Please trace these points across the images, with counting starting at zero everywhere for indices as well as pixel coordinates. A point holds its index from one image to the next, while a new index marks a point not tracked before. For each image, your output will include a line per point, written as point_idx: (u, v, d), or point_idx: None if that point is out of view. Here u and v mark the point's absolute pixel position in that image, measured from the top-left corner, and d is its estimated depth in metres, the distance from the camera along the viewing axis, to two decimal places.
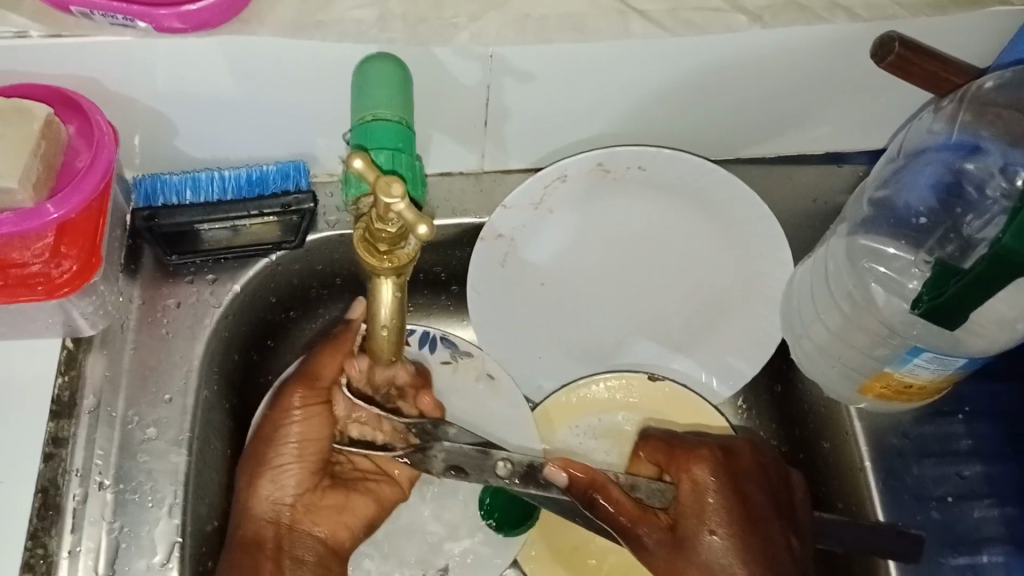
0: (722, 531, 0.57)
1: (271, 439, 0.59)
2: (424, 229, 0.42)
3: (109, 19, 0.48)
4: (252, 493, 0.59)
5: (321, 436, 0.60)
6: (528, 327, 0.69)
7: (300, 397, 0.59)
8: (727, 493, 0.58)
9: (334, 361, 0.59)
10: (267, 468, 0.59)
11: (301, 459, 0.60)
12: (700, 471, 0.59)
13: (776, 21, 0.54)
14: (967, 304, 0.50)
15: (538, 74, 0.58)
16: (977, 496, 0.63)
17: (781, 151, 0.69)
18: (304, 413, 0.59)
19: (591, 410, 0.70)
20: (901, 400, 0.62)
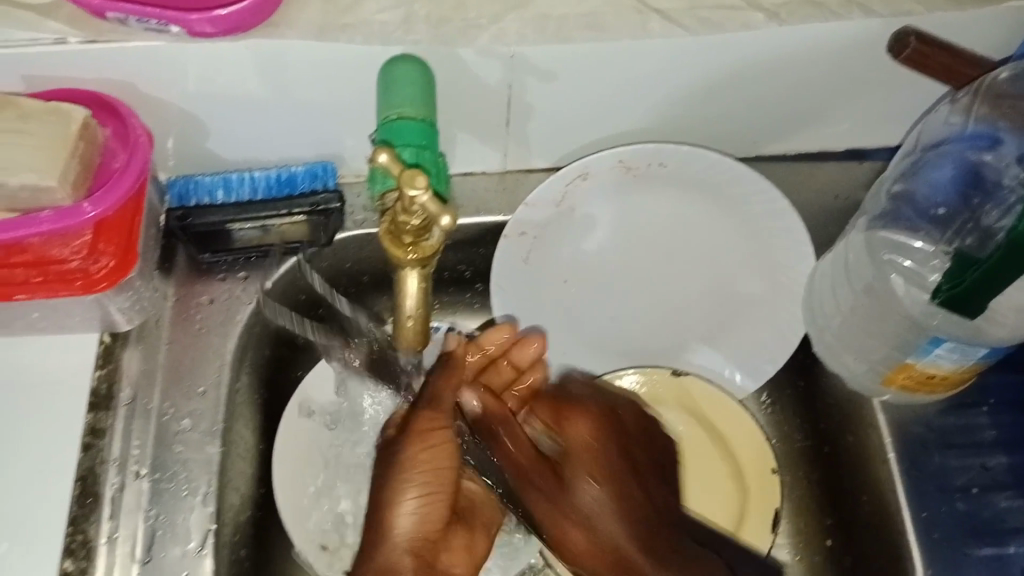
0: (601, 483, 0.55)
1: (416, 462, 0.56)
2: (448, 221, 0.43)
3: (143, 24, 0.51)
4: (392, 520, 0.55)
5: (444, 463, 0.56)
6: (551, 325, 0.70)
7: (430, 423, 0.56)
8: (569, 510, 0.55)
9: (454, 388, 0.56)
10: (404, 497, 0.55)
11: (428, 483, 0.56)
12: (588, 468, 0.56)
13: (793, 18, 0.55)
14: (986, 292, 0.51)
15: (559, 73, 0.59)
16: (1000, 486, 0.63)
17: (801, 147, 0.70)
18: (424, 436, 0.56)
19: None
20: (924, 391, 0.62)
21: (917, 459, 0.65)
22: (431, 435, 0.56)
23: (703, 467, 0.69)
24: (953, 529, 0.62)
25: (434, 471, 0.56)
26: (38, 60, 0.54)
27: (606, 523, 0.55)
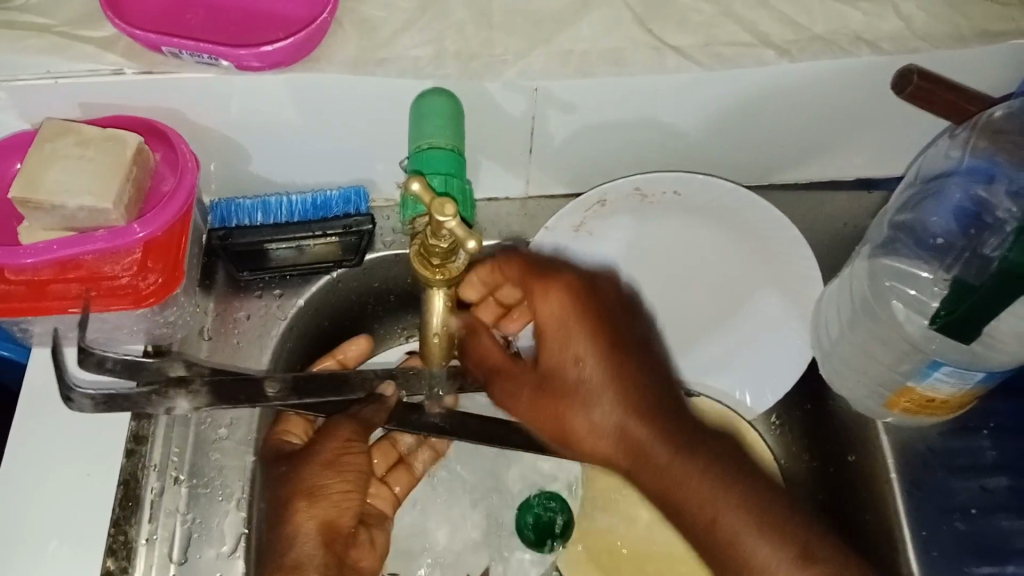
0: (589, 359, 0.55)
1: (325, 468, 0.60)
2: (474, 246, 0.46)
3: (196, 58, 0.55)
4: (295, 519, 0.58)
5: (353, 471, 0.60)
6: None
7: (349, 434, 0.60)
8: (560, 396, 0.56)
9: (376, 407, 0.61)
10: (303, 495, 0.59)
11: (335, 492, 0.60)
12: (579, 345, 0.56)
13: (803, 54, 0.59)
14: (986, 316, 0.52)
15: (581, 107, 0.63)
16: (1002, 508, 0.65)
17: (811, 176, 0.73)
18: (335, 440, 0.60)
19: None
20: (927, 413, 0.63)
21: (919, 478, 0.66)
22: (350, 443, 0.60)
23: None
24: (952, 549, 0.64)
25: (346, 475, 0.60)
26: (98, 91, 0.58)
27: (600, 395, 0.55)
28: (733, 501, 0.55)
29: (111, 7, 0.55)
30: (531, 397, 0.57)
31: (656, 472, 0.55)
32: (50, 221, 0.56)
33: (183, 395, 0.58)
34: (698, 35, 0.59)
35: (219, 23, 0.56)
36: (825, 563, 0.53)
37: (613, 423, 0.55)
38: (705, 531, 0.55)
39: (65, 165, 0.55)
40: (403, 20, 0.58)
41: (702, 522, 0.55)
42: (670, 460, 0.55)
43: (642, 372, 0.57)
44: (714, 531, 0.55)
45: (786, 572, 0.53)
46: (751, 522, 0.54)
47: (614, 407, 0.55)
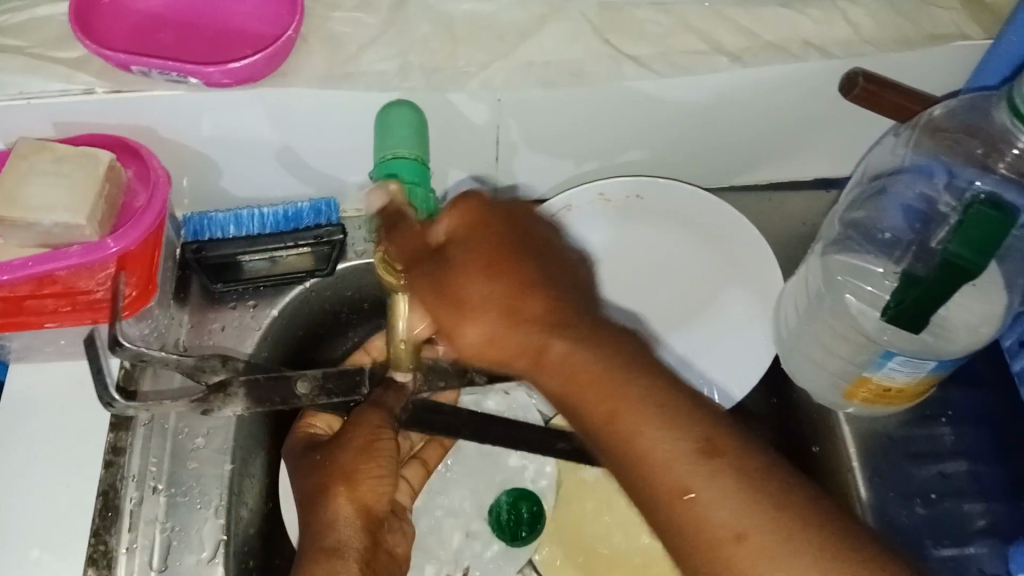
0: (489, 259, 0.50)
1: (359, 454, 0.60)
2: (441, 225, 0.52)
3: (164, 75, 0.57)
4: (331, 506, 0.58)
5: (385, 457, 0.60)
6: None
7: (377, 420, 0.60)
8: (463, 281, 0.50)
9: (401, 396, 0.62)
10: (340, 484, 0.59)
11: (369, 477, 0.60)
12: (479, 243, 0.51)
13: (756, 60, 0.61)
14: (929, 307, 0.54)
15: (544, 116, 0.64)
16: (964, 492, 0.66)
17: (769, 178, 0.75)
18: (366, 425, 0.60)
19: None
20: (884, 403, 0.65)
21: (882, 466, 0.68)
22: (380, 429, 0.60)
23: None
24: (913, 532, 0.65)
25: (379, 461, 0.60)
26: (67, 109, 0.59)
27: (497, 295, 0.50)
28: (635, 396, 0.48)
29: (81, 27, 0.56)
30: (433, 284, 0.51)
31: (554, 368, 0.49)
32: (24, 237, 0.57)
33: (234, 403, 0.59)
34: (654, 45, 0.61)
35: (188, 41, 0.58)
36: (734, 471, 0.46)
37: (505, 319, 0.49)
38: (607, 431, 0.48)
39: (39, 183, 0.56)
40: (368, 35, 0.60)
41: (602, 422, 0.49)
42: (571, 353, 0.49)
43: (551, 276, 0.52)
44: (617, 431, 0.48)
45: (691, 471, 0.47)
46: (659, 422, 0.48)
47: (507, 305, 0.50)
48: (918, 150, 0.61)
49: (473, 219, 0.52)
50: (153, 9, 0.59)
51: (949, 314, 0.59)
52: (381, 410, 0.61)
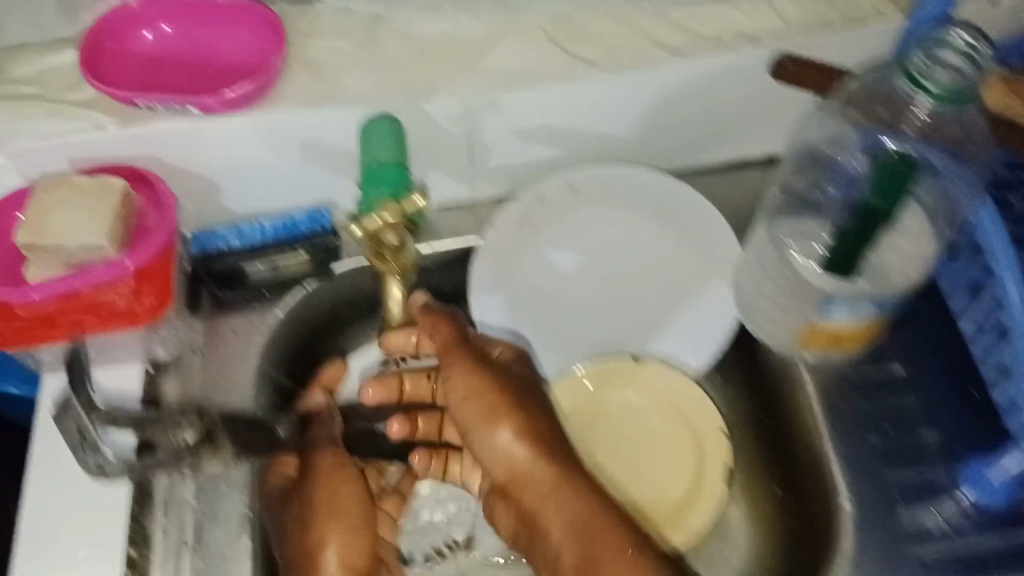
0: (537, 405, 0.66)
1: (325, 502, 0.66)
2: (423, 201, 0.62)
3: (167, 107, 0.65)
4: (316, 558, 0.63)
5: (352, 504, 0.67)
6: (532, 335, 0.79)
7: (335, 463, 0.68)
8: (507, 388, 0.65)
9: (335, 455, 0.68)
10: (315, 542, 0.64)
11: (343, 530, 0.65)
12: (524, 371, 0.68)
13: (692, 53, 0.70)
14: (852, 249, 0.62)
15: (511, 119, 0.72)
16: (920, 420, 0.73)
17: (728, 157, 0.82)
18: (327, 471, 0.67)
19: (576, 403, 0.78)
20: (839, 348, 0.72)
21: (842, 405, 0.74)
22: (340, 474, 0.67)
23: (664, 433, 0.79)
24: (869, 459, 0.72)
25: (347, 515, 0.66)
26: (80, 146, 0.66)
27: (528, 426, 0.64)
28: (610, 518, 0.61)
29: (93, 72, 0.64)
30: (497, 379, 0.66)
31: (541, 473, 0.63)
32: (53, 262, 0.64)
33: (211, 453, 0.68)
34: (601, 48, 0.70)
35: (186, 78, 0.65)
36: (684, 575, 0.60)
37: (527, 439, 0.64)
38: (599, 543, 0.60)
39: (63, 210, 0.63)
40: (347, 59, 0.68)
41: (593, 529, 0.60)
42: (569, 458, 0.64)
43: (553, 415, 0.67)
44: (591, 528, 0.60)
45: None
46: (630, 537, 0.60)
47: (531, 422, 0.64)
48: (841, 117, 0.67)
49: (519, 359, 0.69)
50: (153, 52, 0.66)
51: (884, 260, 0.67)
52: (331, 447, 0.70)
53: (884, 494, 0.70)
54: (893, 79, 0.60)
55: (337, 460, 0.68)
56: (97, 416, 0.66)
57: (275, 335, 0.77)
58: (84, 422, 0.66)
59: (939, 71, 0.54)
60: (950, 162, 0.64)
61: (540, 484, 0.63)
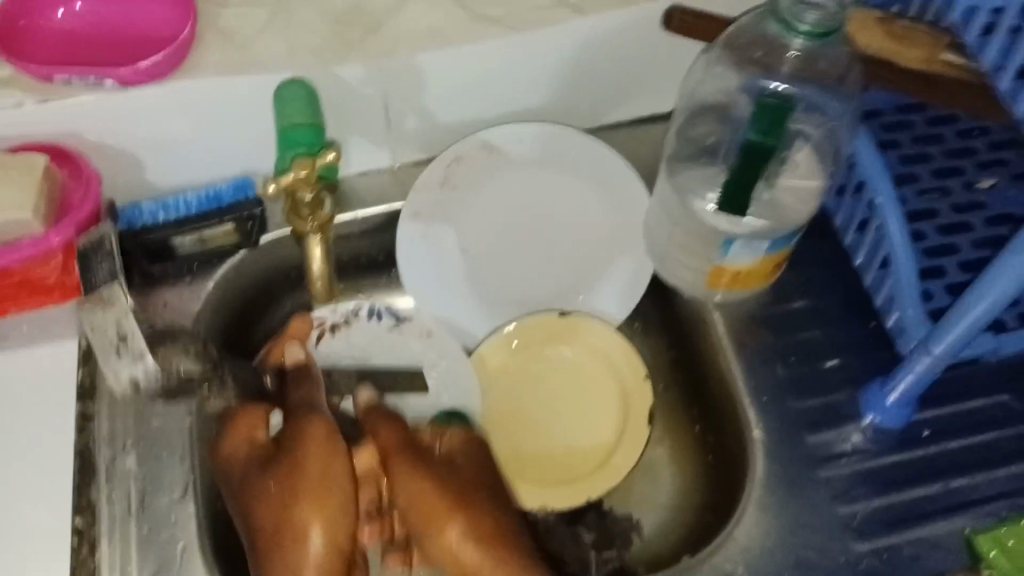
0: (489, 482, 0.68)
1: (313, 477, 0.61)
2: (336, 156, 0.65)
3: (83, 81, 0.66)
4: (303, 538, 0.59)
5: (340, 478, 0.62)
6: (459, 296, 0.85)
7: (324, 433, 0.64)
8: (449, 479, 0.65)
9: (323, 424, 0.65)
10: (301, 505, 0.60)
11: (329, 504, 0.60)
12: (487, 472, 0.69)
13: (593, 10, 0.73)
14: (746, 187, 0.66)
15: (425, 81, 0.75)
16: (824, 351, 0.78)
17: (637, 113, 0.86)
18: (314, 438, 0.63)
19: (503, 360, 0.84)
20: (742, 287, 0.76)
21: (750, 340, 0.78)
22: (328, 446, 0.63)
23: (588, 382, 0.84)
24: (778, 388, 0.76)
25: (335, 488, 0.61)
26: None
27: (494, 507, 0.65)
28: None
29: (7, 48, 0.65)
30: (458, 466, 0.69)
31: (511, 544, 0.63)
32: None
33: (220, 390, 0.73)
34: (505, 7, 0.73)
35: (101, 51, 0.67)
36: None
37: (488, 514, 0.64)
38: None
39: None
40: (260, 28, 0.70)
41: None
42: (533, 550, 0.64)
43: (500, 494, 0.68)
44: None
45: None
46: None
47: (484, 502, 0.65)
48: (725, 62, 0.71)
49: (462, 447, 0.72)
50: (67, 28, 0.67)
51: (778, 196, 0.71)
52: (324, 421, 0.65)
53: (792, 419, 0.75)
54: (771, 28, 0.65)
55: (326, 431, 0.64)
56: (110, 312, 0.70)
57: (206, 306, 0.79)
58: (122, 330, 0.70)
59: (811, 14, 0.58)
60: (828, 99, 0.68)
61: (492, 536, 0.63)
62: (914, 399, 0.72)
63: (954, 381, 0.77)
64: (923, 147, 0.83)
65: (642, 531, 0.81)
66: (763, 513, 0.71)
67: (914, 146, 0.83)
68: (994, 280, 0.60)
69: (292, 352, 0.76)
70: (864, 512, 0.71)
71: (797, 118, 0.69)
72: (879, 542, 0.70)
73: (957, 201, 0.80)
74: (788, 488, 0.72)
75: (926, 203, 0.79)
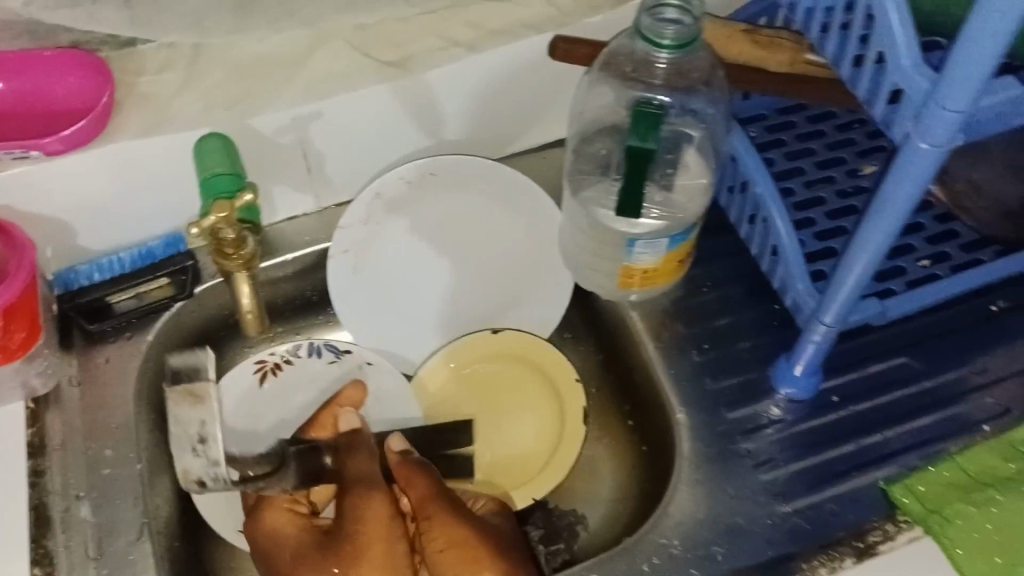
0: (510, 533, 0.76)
1: (371, 560, 0.68)
2: (253, 196, 0.69)
3: (10, 154, 0.69)
4: None
5: (389, 555, 0.69)
6: (393, 324, 0.90)
7: (377, 514, 0.70)
8: (480, 538, 0.70)
9: (374, 507, 0.71)
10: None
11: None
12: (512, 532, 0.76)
13: (485, 46, 0.80)
14: (635, 189, 0.72)
15: (338, 125, 0.80)
16: (735, 336, 0.84)
17: (541, 138, 0.93)
18: (376, 521, 0.70)
19: (444, 383, 0.89)
20: (651, 285, 0.81)
21: (666, 334, 0.85)
22: (381, 526, 0.70)
23: (524, 394, 0.89)
24: (693, 374, 0.82)
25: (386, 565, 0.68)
26: None
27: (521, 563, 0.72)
28: None
29: None
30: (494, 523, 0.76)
31: None
32: None
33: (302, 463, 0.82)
34: (404, 52, 0.79)
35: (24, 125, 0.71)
36: None
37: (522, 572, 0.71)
38: None
39: None
40: (175, 90, 0.75)
41: None
42: None
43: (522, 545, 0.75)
44: None
45: None
46: None
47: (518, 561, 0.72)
48: (606, 81, 0.76)
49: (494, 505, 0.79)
50: None
51: (671, 195, 0.78)
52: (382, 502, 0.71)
53: (711, 401, 0.81)
54: (639, 44, 0.72)
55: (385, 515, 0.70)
56: (197, 410, 0.73)
57: (147, 359, 0.83)
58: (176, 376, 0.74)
59: (668, 29, 0.65)
60: (694, 100, 0.75)
61: None
62: (818, 368, 0.78)
63: (856, 350, 0.83)
64: (805, 143, 0.91)
65: (589, 526, 0.85)
66: (692, 488, 0.76)
67: (798, 142, 0.91)
68: (855, 259, 0.65)
69: (348, 421, 0.80)
70: (785, 476, 0.77)
71: (673, 120, 0.76)
72: (801, 502, 0.75)
73: (840, 187, 0.87)
74: (713, 464, 0.77)
75: (813, 193, 0.87)
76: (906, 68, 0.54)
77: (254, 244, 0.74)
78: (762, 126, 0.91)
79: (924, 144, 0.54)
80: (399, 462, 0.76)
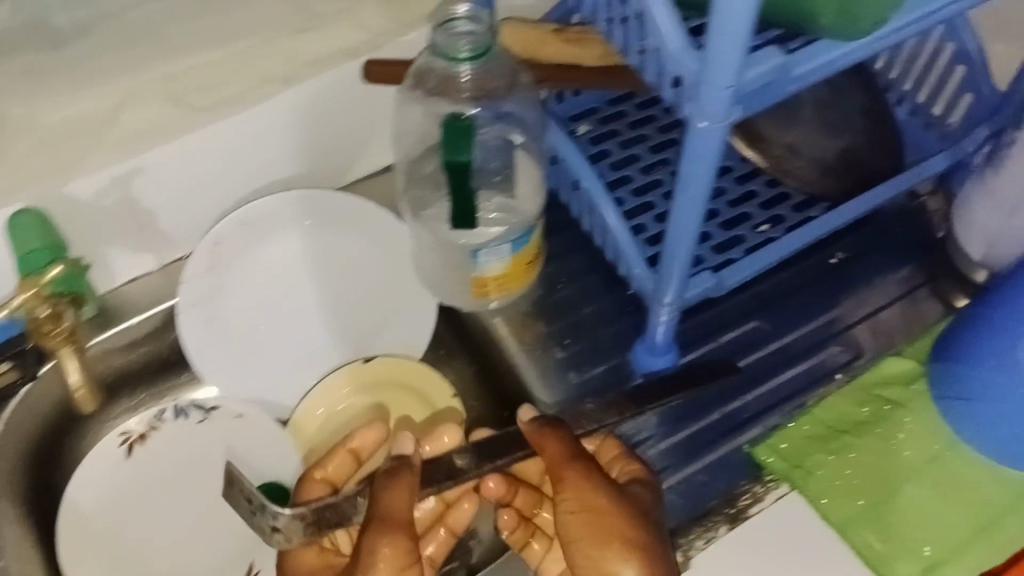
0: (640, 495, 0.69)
1: None
2: (65, 268, 0.69)
3: None
4: None
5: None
6: (260, 369, 0.88)
7: (395, 550, 0.62)
8: (618, 507, 0.65)
9: (395, 543, 0.62)
10: None
11: None
12: (646, 502, 0.68)
13: (299, 79, 0.80)
14: (466, 202, 0.72)
15: (164, 174, 0.78)
16: (594, 327, 0.86)
17: (382, 161, 0.93)
18: (391, 564, 0.62)
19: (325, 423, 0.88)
20: (504, 292, 0.82)
21: (527, 335, 0.86)
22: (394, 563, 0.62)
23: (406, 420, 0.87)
24: (556, 370, 0.84)
25: None
26: None
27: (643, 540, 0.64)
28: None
29: None
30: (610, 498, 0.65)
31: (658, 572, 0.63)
32: None
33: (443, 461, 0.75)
34: (216, 97, 0.78)
35: None
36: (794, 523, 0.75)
37: (638, 550, 0.63)
38: None
39: None
40: None
41: None
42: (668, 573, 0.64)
43: (651, 512, 0.68)
44: None
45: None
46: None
47: (635, 540, 0.64)
48: (418, 96, 0.76)
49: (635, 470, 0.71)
50: None
51: (508, 200, 0.79)
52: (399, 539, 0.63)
53: (578, 395, 0.82)
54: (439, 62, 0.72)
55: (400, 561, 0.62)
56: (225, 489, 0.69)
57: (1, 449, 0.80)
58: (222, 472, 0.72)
59: (462, 41, 0.66)
60: (506, 104, 0.77)
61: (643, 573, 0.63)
62: (671, 345, 0.80)
63: (710, 322, 0.86)
64: (638, 130, 0.93)
65: None
66: None
67: (630, 130, 0.93)
68: (676, 235, 0.66)
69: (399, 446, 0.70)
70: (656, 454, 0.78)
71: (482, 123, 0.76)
72: (674, 478, 0.77)
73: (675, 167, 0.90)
74: None
75: (650, 176, 0.89)
76: (675, 53, 0.56)
77: (76, 313, 0.74)
78: (594, 120, 0.94)
79: (704, 123, 0.56)
80: (531, 427, 0.70)
